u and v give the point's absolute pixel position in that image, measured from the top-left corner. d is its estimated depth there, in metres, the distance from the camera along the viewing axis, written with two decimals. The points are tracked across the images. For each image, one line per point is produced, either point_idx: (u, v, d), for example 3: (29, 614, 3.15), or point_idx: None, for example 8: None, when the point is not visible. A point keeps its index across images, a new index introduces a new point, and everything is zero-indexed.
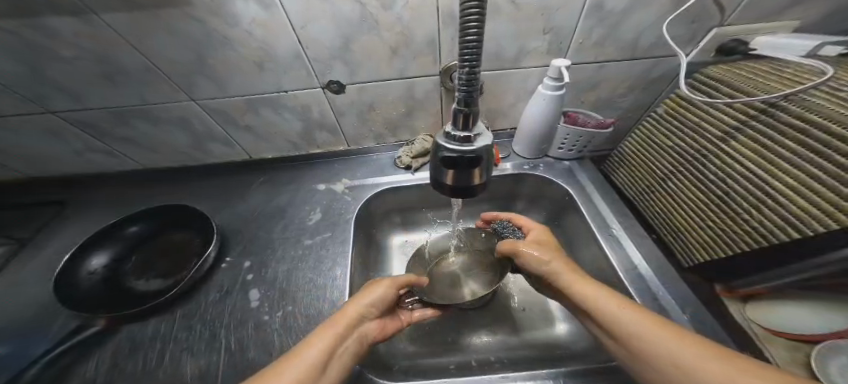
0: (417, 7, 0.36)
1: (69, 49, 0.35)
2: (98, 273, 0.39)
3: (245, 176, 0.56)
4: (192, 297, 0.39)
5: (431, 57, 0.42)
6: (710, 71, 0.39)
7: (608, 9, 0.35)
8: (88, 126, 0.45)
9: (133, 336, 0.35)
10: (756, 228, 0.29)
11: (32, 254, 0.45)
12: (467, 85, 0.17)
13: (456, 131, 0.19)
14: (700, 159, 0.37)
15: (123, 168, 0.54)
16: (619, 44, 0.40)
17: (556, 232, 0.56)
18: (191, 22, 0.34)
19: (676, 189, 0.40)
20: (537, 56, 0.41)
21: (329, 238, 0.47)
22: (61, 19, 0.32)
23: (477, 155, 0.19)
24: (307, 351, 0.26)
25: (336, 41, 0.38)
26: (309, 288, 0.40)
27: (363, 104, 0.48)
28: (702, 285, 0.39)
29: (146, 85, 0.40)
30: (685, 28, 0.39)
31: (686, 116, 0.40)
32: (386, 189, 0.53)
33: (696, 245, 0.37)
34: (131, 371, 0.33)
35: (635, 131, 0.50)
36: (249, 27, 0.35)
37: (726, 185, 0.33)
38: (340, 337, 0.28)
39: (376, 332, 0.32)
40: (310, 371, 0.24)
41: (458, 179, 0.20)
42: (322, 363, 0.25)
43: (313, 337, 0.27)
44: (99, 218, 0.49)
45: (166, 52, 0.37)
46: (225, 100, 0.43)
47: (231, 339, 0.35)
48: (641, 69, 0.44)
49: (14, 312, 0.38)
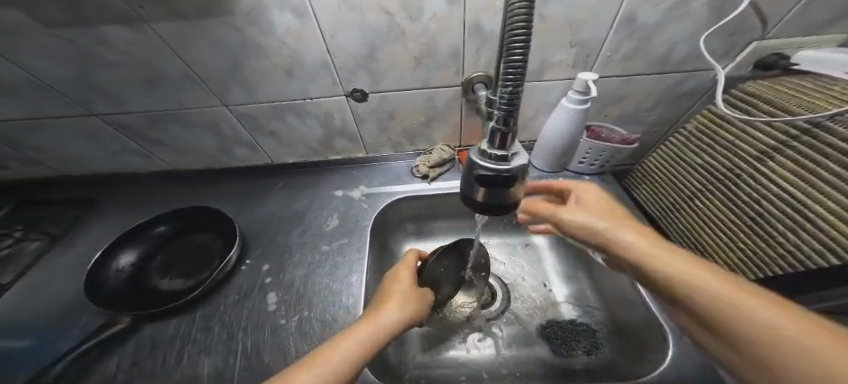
0: (444, 19, 0.36)
1: (115, 55, 0.37)
2: (126, 270, 0.40)
3: (265, 180, 0.57)
4: (212, 299, 0.40)
5: (455, 68, 0.42)
6: (747, 87, 0.38)
7: (640, 22, 0.35)
8: (127, 128, 0.47)
9: (154, 335, 0.36)
10: (790, 252, 0.28)
11: (65, 250, 0.47)
12: (508, 105, 0.17)
13: (492, 150, 0.19)
14: (732, 178, 0.35)
15: (151, 169, 0.55)
16: (649, 57, 0.39)
17: (574, 247, 0.54)
18: (230, 30, 0.35)
19: (703, 207, 0.39)
20: (563, 69, 0.41)
21: (345, 245, 0.47)
22: (113, 28, 0.34)
23: (512, 174, 0.19)
24: (326, 362, 0.23)
25: (364, 51, 0.39)
26: (325, 294, 0.40)
27: (385, 112, 0.48)
28: None
29: (183, 91, 0.42)
30: (722, 41, 0.38)
31: (719, 134, 0.39)
32: (402, 197, 0.53)
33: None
34: (151, 370, 0.33)
35: (662, 145, 0.48)
36: (282, 36, 0.36)
37: (761, 207, 0.31)
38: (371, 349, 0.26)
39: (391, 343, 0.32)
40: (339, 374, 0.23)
41: (490, 197, 0.20)
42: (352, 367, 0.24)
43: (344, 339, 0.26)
44: (127, 217, 0.51)
45: (204, 59, 0.38)
46: (253, 106, 0.45)
47: (248, 342, 0.35)
48: (671, 83, 0.43)
49: (46, 305, 0.40)
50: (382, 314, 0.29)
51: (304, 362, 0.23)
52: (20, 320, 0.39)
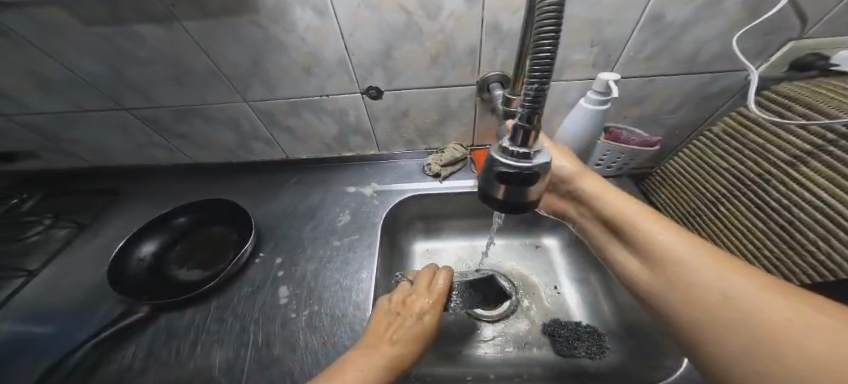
0: (462, 18, 0.36)
1: (146, 51, 0.38)
2: (147, 260, 0.41)
3: (280, 175, 0.58)
4: (227, 291, 0.41)
5: (470, 67, 0.42)
6: (782, 88, 0.36)
7: (667, 21, 0.34)
8: (154, 122, 0.49)
9: (170, 326, 0.37)
10: (822, 262, 0.27)
11: (91, 238, 0.49)
12: (532, 102, 0.16)
13: (513, 147, 0.19)
14: (761, 184, 0.34)
15: (172, 162, 0.57)
16: (675, 58, 0.38)
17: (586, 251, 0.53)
18: (254, 28, 0.36)
19: (728, 213, 0.37)
20: (582, 69, 0.40)
21: (356, 241, 0.47)
22: (148, 26, 0.35)
23: (534, 172, 0.18)
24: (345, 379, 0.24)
25: (381, 48, 0.39)
26: (335, 290, 0.41)
27: (398, 110, 0.48)
28: None
29: (208, 87, 0.43)
30: (755, 41, 0.36)
31: (748, 137, 0.37)
32: (413, 196, 0.53)
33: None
34: (167, 359, 0.34)
35: (685, 149, 0.46)
36: (303, 33, 0.37)
37: (792, 214, 0.30)
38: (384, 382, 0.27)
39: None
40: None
41: (509, 195, 0.20)
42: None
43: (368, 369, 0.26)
44: (149, 208, 0.53)
45: (227, 56, 0.39)
46: (272, 102, 0.46)
47: (260, 335, 0.36)
48: (697, 84, 0.41)
49: (74, 291, 0.42)
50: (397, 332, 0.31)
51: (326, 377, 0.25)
52: (50, 305, 0.41)
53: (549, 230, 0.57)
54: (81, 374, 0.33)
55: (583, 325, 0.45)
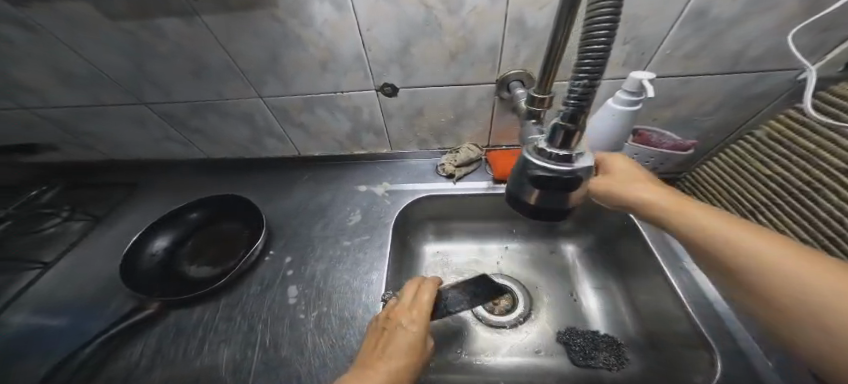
0: (486, 13, 0.34)
1: (167, 47, 0.38)
2: (159, 255, 0.41)
3: (292, 172, 0.57)
4: (236, 289, 0.40)
5: (491, 64, 0.40)
6: (841, 87, 0.31)
7: (711, 17, 0.31)
8: (170, 117, 0.49)
9: (178, 323, 0.37)
10: None
11: (105, 231, 0.49)
12: (579, 100, 0.15)
13: (551, 149, 0.17)
14: (809, 193, 0.30)
15: (186, 157, 0.57)
16: (714, 56, 0.35)
17: (605, 258, 0.51)
18: (273, 22, 0.35)
19: (769, 223, 0.34)
20: (612, 67, 0.38)
21: (367, 241, 0.46)
22: (170, 21, 0.34)
23: (574, 177, 0.17)
24: None
25: (400, 44, 0.38)
26: (345, 291, 0.40)
27: (414, 108, 0.47)
28: None
29: (223, 82, 0.43)
30: (810, 39, 0.33)
31: (797, 141, 0.34)
32: (426, 196, 0.52)
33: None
34: (175, 358, 0.34)
35: (724, 152, 0.43)
36: (320, 27, 0.36)
37: (840, 226, 0.27)
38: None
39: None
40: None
41: (544, 200, 0.18)
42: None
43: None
44: (163, 202, 0.53)
45: (244, 51, 0.38)
46: (286, 98, 0.45)
47: (267, 336, 0.35)
48: (736, 85, 0.39)
49: (87, 283, 0.42)
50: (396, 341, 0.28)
51: None
52: (64, 297, 0.41)
53: (566, 235, 0.55)
54: (87, 370, 0.33)
55: (601, 334, 0.43)
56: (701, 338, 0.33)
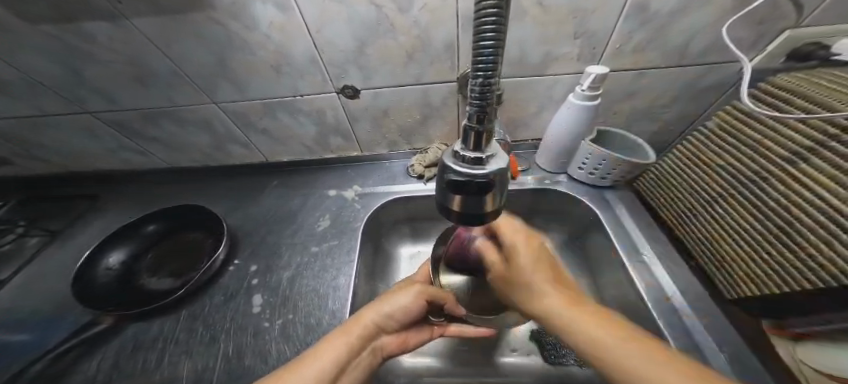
0: (435, 10, 0.34)
1: (105, 52, 0.36)
2: (115, 269, 0.40)
3: (262, 178, 0.56)
4: (198, 299, 0.39)
5: (449, 62, 0.40)
6: (779, 80, 0.33)
7: (652, 11, 0.32)
8: (121, 126, 0.47)
9: (136, 336, 0.36)
10: (820, 266, 0.24)
11: (63, 247, 0.48)
12: (480, 99, 0.14)
13: (466, 151, 0.17)
14: (758, 183, 0.31)
15: (149, 167, 0.56)
16: (663, 50, 0.36)
17: (577, 253, 0.51)
18: (213, 25, 0.34)
19: (726, 212, 0.34)
20: (568, 62, 0.38)
21: (335, 246, 0.45)
22: (98, 24, 0.33)
23: (488, 179, 0.16)
24: (301, 371, 0.23)
25: (352, 45, 0.37)
26: (311, 297, 0.39)
27: (378, 109, 0.46)
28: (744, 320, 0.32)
29: (175, 88, 0.41)
30: (749, 30, 0.34)
31: (741, 132, 0.35)
32: (396, 198, 0.51)
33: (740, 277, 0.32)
34: (132, 371, 0.33)
35: (676, 147, 0.44)
36: (266, 30, 0.35)
37: (790, 214, 0.27)
38: (349, 354, 0.25)
39: (393, 345, 0.31)
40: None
41: (465, 205, 0.18)
42: (334, 372, 0.24)
43: (328, 343, 0.25)
44: (125, 215, 0.52)
45: (192, 56, 0.37)
46: (244, 103, 0.44)
47: (230, 346, 0.35)
48: (690, 77, 0.40)
49: (39, 302, 0.41)
50: (365, 316, 0.29)
51: (283, 371, 0.23)
52: (17, 314, 0.40)
53: (540, 231, 0.55)
54: (45, 378, 0.32)
55: None
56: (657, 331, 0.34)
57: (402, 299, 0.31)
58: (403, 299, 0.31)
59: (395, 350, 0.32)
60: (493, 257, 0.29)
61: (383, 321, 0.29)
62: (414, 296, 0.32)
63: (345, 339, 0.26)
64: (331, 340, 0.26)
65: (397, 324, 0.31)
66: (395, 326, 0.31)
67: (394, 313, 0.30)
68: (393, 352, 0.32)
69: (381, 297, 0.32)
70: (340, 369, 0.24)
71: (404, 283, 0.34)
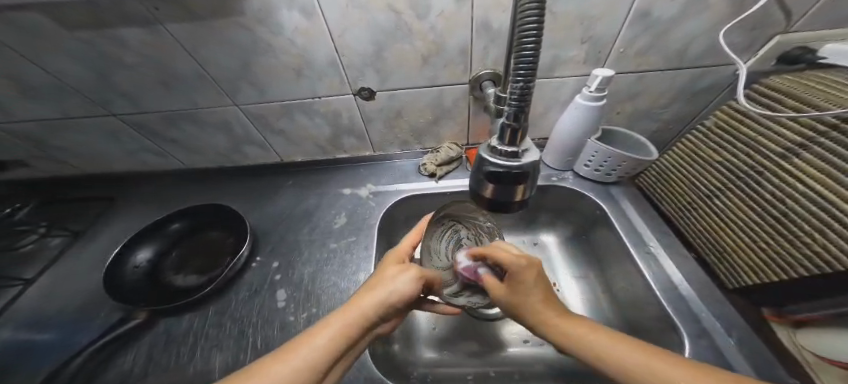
0: (452, 17, 0.36)
1: (133, 57, 0.38)
2: (142, 266, 0.41)
3: (276, 178, 0.58)
4: (224, 295, 0.41)
5: (463, 66, 0.42)
6: (771, 81, 0.36)
7: (656, 17, 0.34)
8: (142, 128, 0.48)
9: (168, 332, 0.37)
10: (817, 252, 0.26)
11: (84, 247, 0.49)
12: (518, 101, 0.17)
13: (502, 146, 0.19)
14: (755, 176, 0.33)
15: (165, 168, 0.57)
16: (664, 54, 0.39)
17: (583, 247, 0.53)
18: (242, 31, 0.35)
19: (726, 205, 0.36)
20: (576, 65, 0.40)
21: (353, 243, 0.47)
22: (131, 29, 0.34)
23: (522, 170, 0.18)
24: (292, 357, 0.22)
25: (371, 49, 0.39)
26: (333, 291, 0.41)
27: (392, 110, 0.48)
28: (745, 307, 0.35)
29: (198, 92, 0.43)
30: (743, 35, 0.37)
31: (738, 129, 0.37)
32: (409, 196, 0.53)
33: (741, 266, 0.34)
34: (166, 365, 0.34)
35: (676, 145, 0.46)
36: (291, 35, 0.36)
37: (786, 206, 0.29)
38: (345, 342, 0.24)
39: (390, 326, 0.31)
40: (311, 371, 0.22)
41: (498, 194, 0.20)
42: (327, 362, 0.23)
43: (317, 331, 0.24)
44: (144, 216, 0.53)
45: (217, 60, 0.39)
46: (264, 104, 0.45)
47: (259, 339, 0.36)
48: (689, 78, 0.42)
49: (66, 301, 0.42)
50: (363, 302, 0.26)
51: (273, 356, 0.23)
52: (46, 313, 0.41)
53: (547, 226, 0.57)
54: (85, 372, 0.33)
55: None
56: (665, 317, 0.36)
57: (401, 283, 0.28)
58: (401, 282, 0.28)
59: (390, 330, 0.32)
60: (493, 283, 0.31)
61: (385, 306, 0.27)
62: (413, 280, 0.29)
63: (335, 326, 0.24)
64: (321, 327, 0.25)
65: (399, 309, 0.29)
66: (396, 312, 0.29)
67: (393, 297, 0.27)
68: (390, 330, 0.32)
69: (381, 279, 0.29)
70: (335, 356, 0.24)
71: (401, 264, 0.30)
